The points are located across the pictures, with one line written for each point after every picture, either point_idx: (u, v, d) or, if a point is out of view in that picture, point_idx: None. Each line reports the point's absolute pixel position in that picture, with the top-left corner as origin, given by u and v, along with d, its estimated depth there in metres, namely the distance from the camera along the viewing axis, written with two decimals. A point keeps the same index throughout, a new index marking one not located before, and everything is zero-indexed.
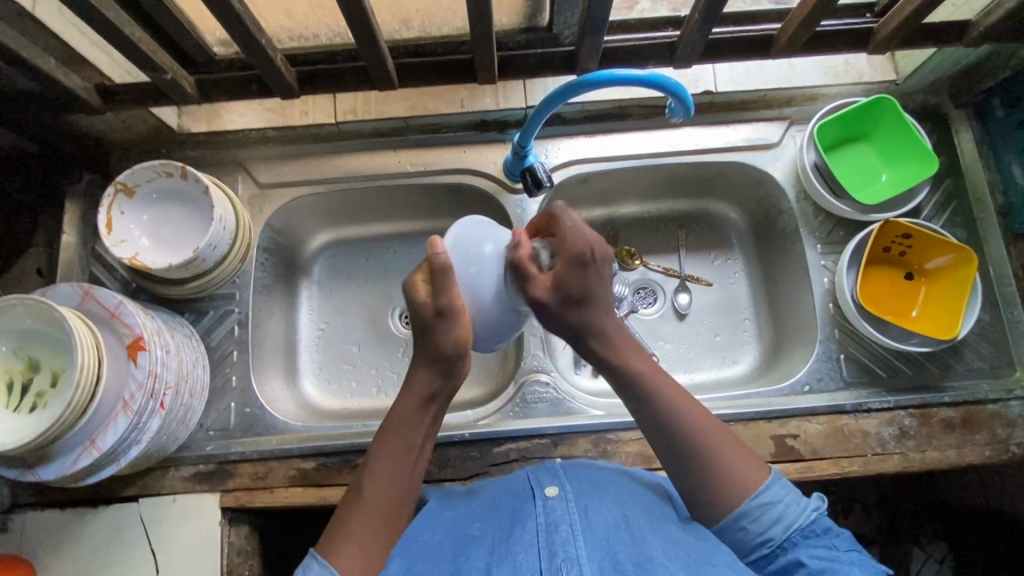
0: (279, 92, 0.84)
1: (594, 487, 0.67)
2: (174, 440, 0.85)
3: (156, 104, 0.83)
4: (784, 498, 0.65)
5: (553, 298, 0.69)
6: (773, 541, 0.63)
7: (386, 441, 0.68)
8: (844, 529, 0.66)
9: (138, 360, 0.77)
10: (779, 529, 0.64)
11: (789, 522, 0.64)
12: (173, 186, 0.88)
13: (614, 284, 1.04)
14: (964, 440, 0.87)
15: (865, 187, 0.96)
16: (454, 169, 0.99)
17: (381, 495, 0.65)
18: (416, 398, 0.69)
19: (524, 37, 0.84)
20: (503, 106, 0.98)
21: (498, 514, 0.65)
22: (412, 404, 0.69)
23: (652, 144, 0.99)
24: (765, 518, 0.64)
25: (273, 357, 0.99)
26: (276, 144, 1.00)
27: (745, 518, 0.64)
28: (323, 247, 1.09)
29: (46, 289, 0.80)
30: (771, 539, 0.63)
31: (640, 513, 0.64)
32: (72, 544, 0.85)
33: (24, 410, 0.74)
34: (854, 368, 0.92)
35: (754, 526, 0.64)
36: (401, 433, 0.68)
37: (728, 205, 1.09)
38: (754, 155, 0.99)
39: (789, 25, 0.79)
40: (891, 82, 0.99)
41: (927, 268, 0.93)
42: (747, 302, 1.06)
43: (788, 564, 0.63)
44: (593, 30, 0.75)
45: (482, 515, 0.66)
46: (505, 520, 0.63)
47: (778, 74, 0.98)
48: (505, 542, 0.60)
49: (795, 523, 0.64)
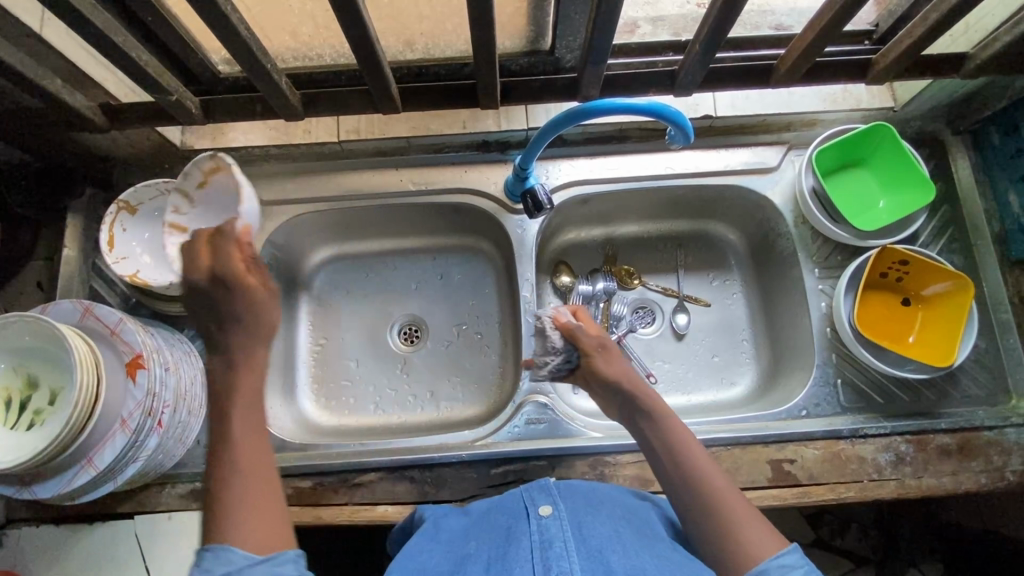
0: (284, 114, 0.84)
1: (586, 506, 0.68)
2: (170, 458, 0.85)
3: (159, 123, 0.84)
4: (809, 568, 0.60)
5: (592, 341, 0.79)
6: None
7: (233, 425, 0.59)
8: None
9: (138, 378, 0.77)
10: None
11: None
12: (177, 202, 0.90)
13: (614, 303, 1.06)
14: (959, 467, 0.87)
15: (863, 213, 0.96)
16: (454, 189, 1.00)
17: (252, 473, 0.57)
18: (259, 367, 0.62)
19: (526, 60, 0.84)
20: (504, 127, 0.99)
21: (495, 534, 0.66)
22: (254, 384, 0.61)
23: (651, 167, 1.00)
24: None
25: (272, 373, 0.99)
26: (279, 160, 1.01)
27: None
28: (323, 263, 1.09)
29: (46, 305, 0.80)
30: None
31: (634, 533, 0.64)
32: (64, 561, 0.85)
33: (21, 428, 0.73)
34: (851, 393, 0.92)
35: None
36: (249, 411, 0.60)
37: (726, 226, 1.10)
38: (753, 179, 1.00)
39: (789, 56, 0.80)
40: (889, 109, 1.00)
41: (925, 294, 0.94)
42: (746, 324, 1.07)
43: None
44: (596, 59, 0.76)
45: (481, 535, 0.67)
46: (495, 541, 0.64)
47: (777, 100, 0.98)
48: (501, 559, 0.60)
49: None
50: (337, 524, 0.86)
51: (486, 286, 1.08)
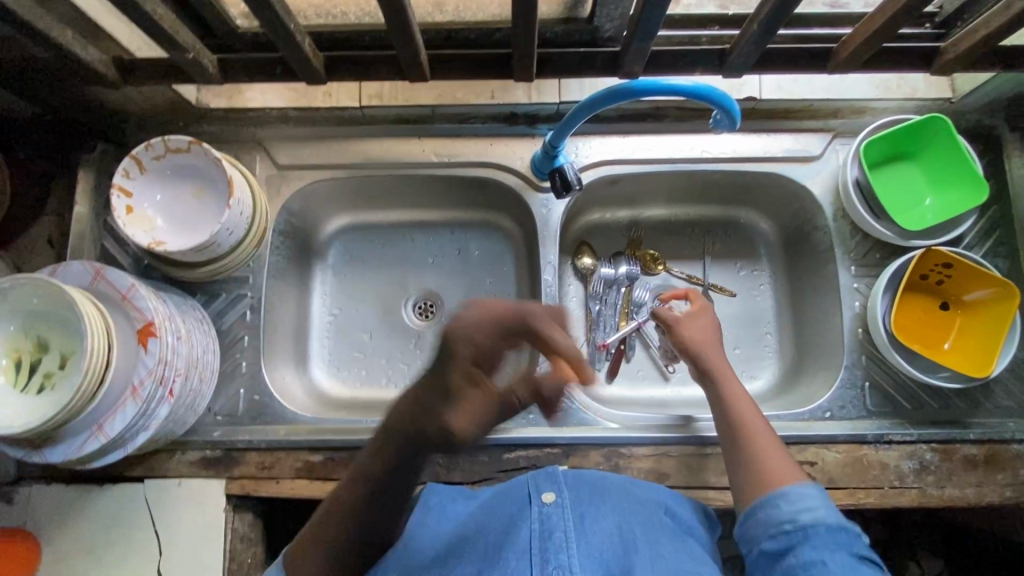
0: (306, 79, 0.79)
1: (591, 497, 0.69)
2: (181, 425, 0.84)
3: (174, 82, 0.80)
4: (827, 504, 0.68)
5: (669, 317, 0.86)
6: (798, 523, 0.66)
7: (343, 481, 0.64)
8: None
9: (149, 346, 0.76)
10: (807, 517, 0.67)
11: (820, 515, 0.66)
12: (176, 164, 0.84)
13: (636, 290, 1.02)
14: (984, 479, 0.85)
15: (909, 210, 0.91)
16: (479, 162, 0.96)
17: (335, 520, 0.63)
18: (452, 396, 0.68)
19: (561, 28, 0.79)
20: (535, 100, 0.94)
21: (497, 517, 0.68)
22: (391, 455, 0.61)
23: (687, 148, 0.95)
24: (799, 505, 0.68)
25: (285, 343, 0.97)
26: (297, 124, 0.96)
27: (779, 499, 0.69)
28: (340, 231, 1.06)
29: (56, 267, 0.78)
30: (796, 521, 0.67)
31: (638, 526, 0.65)
32: (74, 521, 0.85)
33: (31, 390, 0.72)
34: (878, 398, 0.89)
35: (786, 506, 0.68)
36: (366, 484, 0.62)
37: (758, 214, 1.05)
38: (793, 167, 0.95)
39: (852, 39, 0.75)
40: (945, 101, 0.94)
41: (965, 300, 0.90)
42: (771, 317, 1.03)
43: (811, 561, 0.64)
44: (644, 34, 0.71)
45: (484, 516, 0.70)
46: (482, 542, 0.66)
47: (826, 84, 0.93)
48: (498, 547, 0.63)
49: (827, 519, 0.66)
50: None
51: (505, 264, 1.05)
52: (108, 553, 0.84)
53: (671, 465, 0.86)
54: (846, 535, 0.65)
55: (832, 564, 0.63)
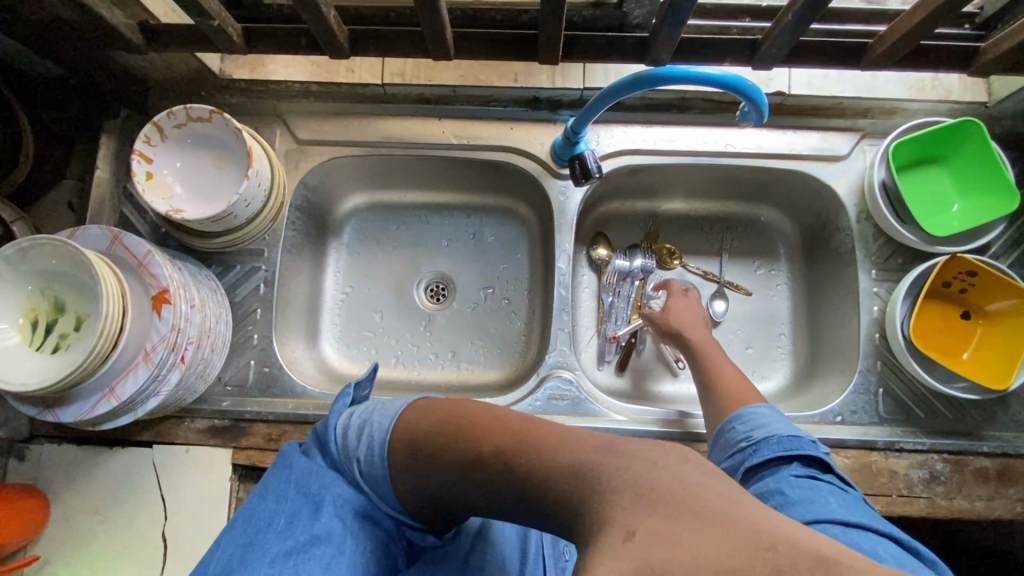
0: (329, 52, 0.79)
1: None
2: (191, 393, 0.85)
3: (200, 49, 0.79)
4: (779, 421, 0.71)
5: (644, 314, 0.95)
6: (751, 438, 0.69)
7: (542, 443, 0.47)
8: (857, 490, 0.62)
9: (162, 313, 0.76)
10: (761, 431, 0.70)
11: (774, 428, 0.69)
12: (197, 132, 0.84)
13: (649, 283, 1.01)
14: (995, 493, 0.84)
15: (935, 216, 0.89)
16: (498, 146, 0.95)
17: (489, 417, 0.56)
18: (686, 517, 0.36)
19: (590, 12, 0.77)
20: (558, 85, 0.92)
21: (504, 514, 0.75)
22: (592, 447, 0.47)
23: (710, 142, 0.93)
24: (753, 422, 0.72)
25: (297, 319, 0.98)
26: (319, 99, 0.96)
27: (737, 420, 0.73)
28: (355, 209, 1.06)
29: (76, 230, 0.78)
30: (751, 436, 0.70)
31: None
32: (83, 481, 0.86)
33: (45, 351, 0.73)
34: (892, 405, 0.88)
35: (741, 426, 0.72)
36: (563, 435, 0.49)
37: (779, 213, 1.04)
38: (818, 166, 0.93)
39: (890, 35, 0.73)
40: (981, 105, 0.91)
41: (987, 310, 0.88)
42: (786, 318, 1.02)
43: (770, 489, 0.62)
44: (674, 20, 0.69)
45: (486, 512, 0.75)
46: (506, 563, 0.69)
47: (858, 83, 0.90)
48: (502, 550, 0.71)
49: (781, 430, 0.69)
50: None
51: (520, 251, 1.04)
52: (115, 515, 0.85)
53: None
54: (796, 445, 0.66)
55: (786, 482, 0.62)
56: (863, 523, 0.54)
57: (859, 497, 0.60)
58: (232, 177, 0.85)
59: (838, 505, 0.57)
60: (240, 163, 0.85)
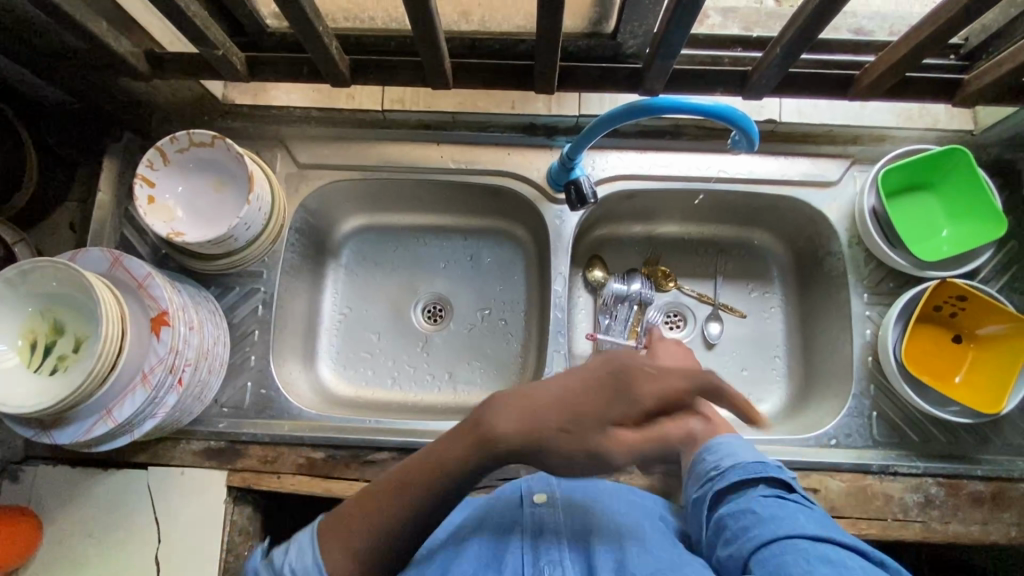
0: (331, 80, 0.81)
1: (584, 496, 0.73)
2: (187, 415, 0.85)
3: (205, 77, 0.81)
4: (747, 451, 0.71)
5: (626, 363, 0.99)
6: (719, 467, 0.70)
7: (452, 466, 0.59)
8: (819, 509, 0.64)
9: (161, 335, 0.77)
10: (729, 460, 0.71)
11: (741, 457, 0.70)
12: (199, 157, 0.85)
13: (647, 311, 1.03)
14: (990, 517, 0.84)
15: (924, 240, 0.91)
16: (495, 171, 0.97)
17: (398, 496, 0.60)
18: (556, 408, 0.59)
19: (584, 43, 0.79)
20: (555, 112, 0.95)
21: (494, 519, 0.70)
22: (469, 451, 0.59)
23: (704, 168, 0.95)
24: (721, 451, 0.72)
25: (294, 339, 0.98)
26: (320, 124, 0.98)
27: (706, 451, 0.74)
28: (354, 231, 1.07)
29: (77, 252, 0.79)
30: (717, 466, 0.71)
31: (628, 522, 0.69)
32: (76, 503, 0.86)
33: (43, 372, 0.73)
34: (885, 428, 0.88)
35: (711, 456, 0.72)
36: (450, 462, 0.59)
37: (772, 237, 1.05)
38: (809, 191, 0.95)
39: (875, 67, 0.75)
40: (967, 132, 0.93)
41: (978, 334, 0.89)
42: (781, 341, 1.02)
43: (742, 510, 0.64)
44: (667, 54, 0.71)
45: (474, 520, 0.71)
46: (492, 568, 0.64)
47: (846, 111, 0.93)
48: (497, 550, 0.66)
49: (748, 458, 0.70)
50: (346, 498, 0.86)
51: (516, 273, 1.05)
52: (108, 537, 0.85)
53: (672, 483, 0.86)
54: (761, 468, 0.68)
55: (754, 500, 0.64)
56: (831, 538, 0.58)
57: (821, 516, 0.63)
58: (234, 199, 0.87)
59: (805, 521, 0.60)
60: (241, 186, 0.87)
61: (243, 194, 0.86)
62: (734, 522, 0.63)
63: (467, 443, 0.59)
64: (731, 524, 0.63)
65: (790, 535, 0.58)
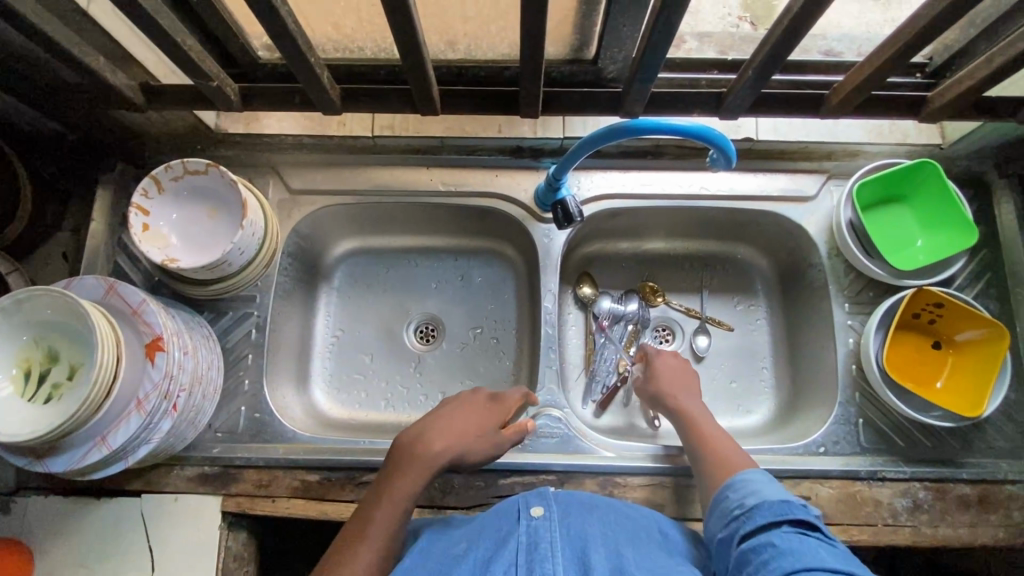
0: (323, 108, 0.83)
1: (578, 507, 0.74)
2: (181, 440, 0.85)
3: (198, 107, 0.83)
4: (773, 487, 0.70)
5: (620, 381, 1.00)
6: (744, 505, 0.69)
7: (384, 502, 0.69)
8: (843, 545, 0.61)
9: (156, 360, 0.77)
10: (754, 498, 0.70)
11: (766, 494, 0.69)
12: (193, 185, 0.87)
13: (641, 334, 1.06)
14: (977, 519, 0.86)
15: (900, 251, 0.94)
16: (483, 192, 0.99)
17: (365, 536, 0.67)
18: (464, 420, 0.78)
19: (567, 68, 0.83)
20: (540, 134, 0.98)
21: (489, 533, 0.70)
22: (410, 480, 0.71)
23: (686, 185, 0.98)
24: (745, 489, 0.71)
25: (287, 363, 0.99)
26: (311, 150, 1.00)
27: (729, 489, 0.74)
28: (346, 254, 1.09)
29: (71, 280, 0.80)
30: (743, 505, 0.70)
31: (620, 533, 0.70)
32: (68, 534, 0.85)
33: (37, 400, 0.73)
34: (872, 434, 0.90)
35: (734, 493, 0.72)
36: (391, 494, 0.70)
37: (754, 251, 1.08)
38: (788, 206, 0.98)
39: (842, 88, 0.79)
40: (936, 146, 0.97)
41: (956, 340, 0.91)
42: (768, 352, 1.05)
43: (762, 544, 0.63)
44: (644, 77, 0.74)
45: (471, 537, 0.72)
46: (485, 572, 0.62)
47: (820, 128, 0.96)
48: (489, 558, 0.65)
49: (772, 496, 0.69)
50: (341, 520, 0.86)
51: (507, 291, 1.07)
52: (101, 567, 0.84)
53: (666, 495, 0.87)
54: (786, 508, 0.65)
55: (776, 534, 0.63)
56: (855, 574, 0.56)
57: (850, 556, 0.60)
58: (227, 223, 0.88)
59: (827, 555, 0.58)
60: (234, 211, 0.88)
61: (235, 219, 0.88)
62: (757, 556, 0.61)
63: (402, 464, 0.73)
64: (754, 559, 0.61)
65: (811, 568, 0.57)
